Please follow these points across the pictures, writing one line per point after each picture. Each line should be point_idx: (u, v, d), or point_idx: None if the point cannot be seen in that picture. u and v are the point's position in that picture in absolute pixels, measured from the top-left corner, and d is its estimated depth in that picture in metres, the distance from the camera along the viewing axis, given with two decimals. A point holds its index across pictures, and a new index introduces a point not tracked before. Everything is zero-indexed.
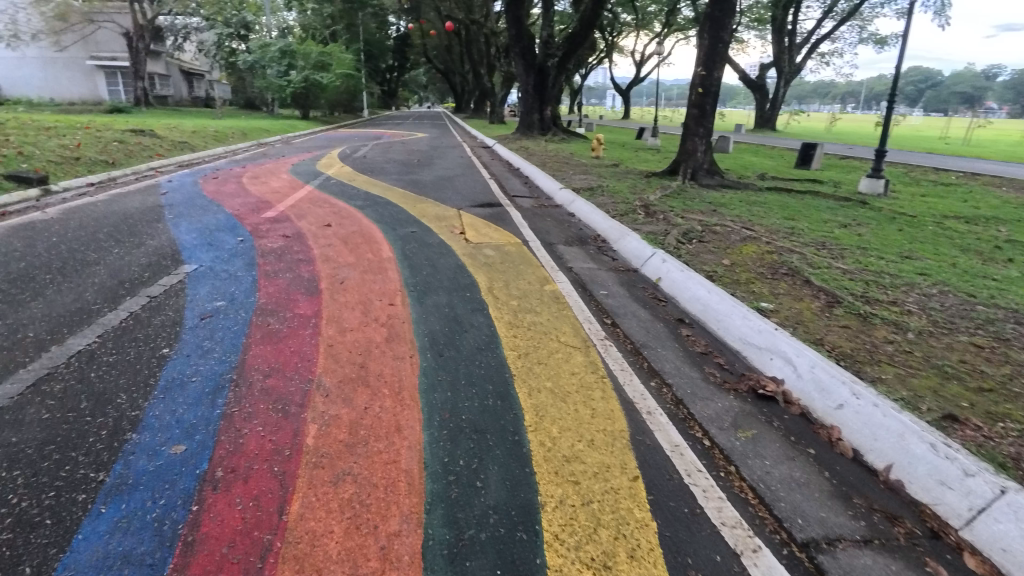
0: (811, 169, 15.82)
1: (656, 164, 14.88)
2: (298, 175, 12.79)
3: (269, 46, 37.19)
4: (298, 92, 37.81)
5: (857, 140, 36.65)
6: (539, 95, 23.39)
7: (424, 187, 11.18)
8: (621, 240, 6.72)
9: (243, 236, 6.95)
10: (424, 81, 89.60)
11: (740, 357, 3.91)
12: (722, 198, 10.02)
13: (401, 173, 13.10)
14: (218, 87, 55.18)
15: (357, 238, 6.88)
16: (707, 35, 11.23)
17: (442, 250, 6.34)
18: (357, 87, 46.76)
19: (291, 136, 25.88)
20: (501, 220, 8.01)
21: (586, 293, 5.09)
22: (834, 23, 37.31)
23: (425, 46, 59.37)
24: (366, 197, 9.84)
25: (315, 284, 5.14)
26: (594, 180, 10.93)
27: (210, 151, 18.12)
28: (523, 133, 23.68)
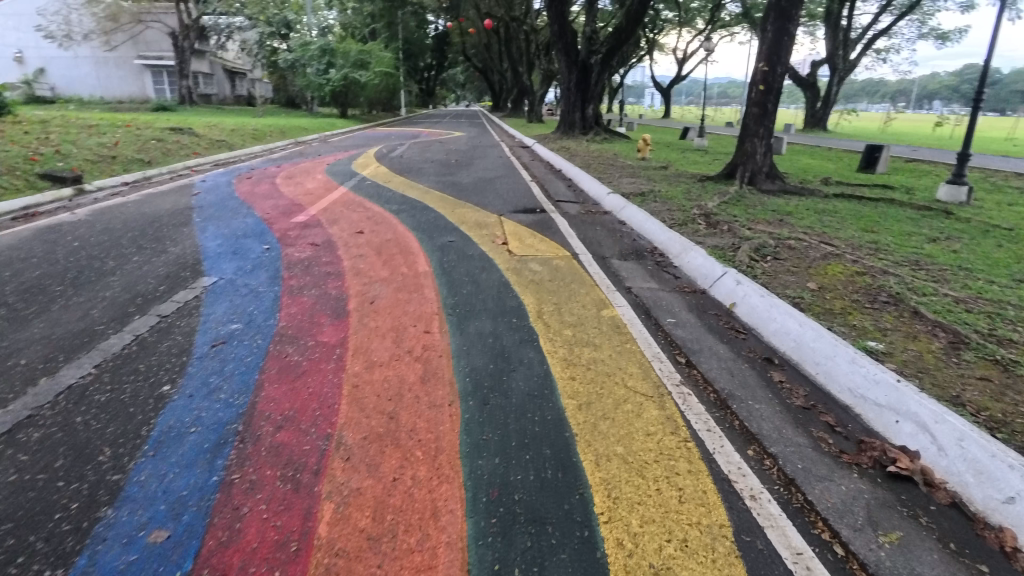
0: (877, 172, 14.66)
1: (707, 167, 14.00)
2: (333, 176, 12.40)
3: (310, 45, 37.34)
4: (336, 91, 37.87)
5: (915, 141, 34.69)
6: (581, 94, 22.62)
7: (462, 189, 10.61)
8: (683, 254, 5.98)
9: (269, 244, 6.47)
10: (462, 80, 89.62)
11: (853, 415, 3.17)
12: (787, 206, 9.16)
13: (439, 174, 12.58)
14: (261, 86, 56.02)
15: (391, 247, 6.33)
16: (771, 28, 10.35)
17: (484, 263, 5.73)
18: (395, 86, 46.77)
19: (329, 135, 25.76)
20: (547, 228, 7.37)
21: (651, 321, 4.40)
22: (893, 18, 35.35)
23: (463, 44, 59.05)
24: (402, 201, 9.32)
25: (342, 304, 4.59)
26: (645, 185, 10.19)
27: (247, 150, 17.95)
28: (564, 132, 22.96)
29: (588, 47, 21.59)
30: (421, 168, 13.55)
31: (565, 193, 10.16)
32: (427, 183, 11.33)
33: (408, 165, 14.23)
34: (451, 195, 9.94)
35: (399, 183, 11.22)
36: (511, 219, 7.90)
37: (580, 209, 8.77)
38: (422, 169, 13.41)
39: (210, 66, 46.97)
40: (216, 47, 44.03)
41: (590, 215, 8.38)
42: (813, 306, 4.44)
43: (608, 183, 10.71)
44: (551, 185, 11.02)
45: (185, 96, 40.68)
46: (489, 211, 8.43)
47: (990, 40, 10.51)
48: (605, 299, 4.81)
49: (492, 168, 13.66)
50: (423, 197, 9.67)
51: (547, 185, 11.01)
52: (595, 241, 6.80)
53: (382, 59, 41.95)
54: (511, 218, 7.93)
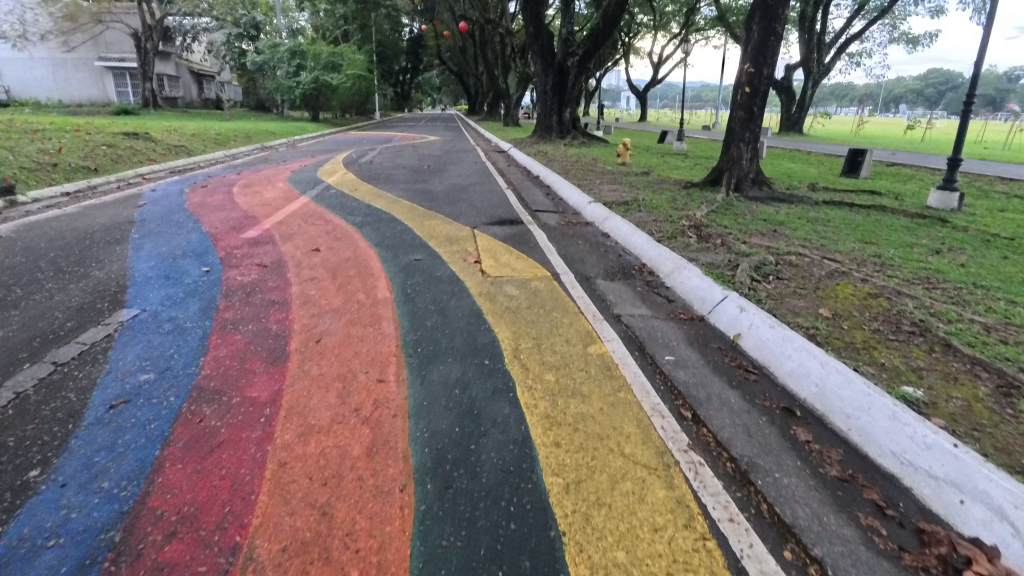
0: (860, 177, 14.32)
1: (690, 172, 13.52)
2: (296, 183, 11.63)
3: (279, 47, 36.25)
4: (307, 94, 36.83)
5: (888, 144, 34.94)
6: (558, 97, 22.06)
7: (433, 198, 9.93)
8: (676, 273, 5.38)
9: (209, 266, 5.71)
10: (437, 83, 88.89)
11: (903, 491, 2.56)
12: (777, 215, 8.65)
13: (409, 181, 11.88)
14: (230, 89, 54.52)
15: (348, 267, 5.63)
16: (757, 27, 9.84)
17: (453, 286, 5.06)
18: (368, 89, 45.85)
19: (298, 139, 24.83)
20: (524, 242, 6.74)
21: (646, 360, 3.76)
22: (866, 22, 35.52)
23: (438, 47, 58.22)
24: (366, 211, 8.61)
25: (283, 344, 3.87)
26: (628, 192, 9.62)
27: (207, 156, 16.99)
28: (541, 136, 22.38)
29: (564, 49, 21.06)
30: (391, 175, 12.83)
31: (543, 201, 9.54)
32: (396, 191, 10.63)
33: (377, 171, 13.50)
34: (421, 204, 9.25)
35: (365, 192, 10.50)
36: (485, 231, 7.25)
37: (560, 220, 8.15)
38: (392, 176, 12.70)
39: (176, 68, 45.47)
40: (182, 48, 42.61)
41: (570, 227, 7.76)
42: (830, 337, 3.86)
43: (588, 190, 10.11)
44: (528, 193, 10.40)
45: (149, 99, 39.28)
46: (462, 223, 7.77)
47: (980, 41, 10.11)
48: (592, 331, 4.18)
49: (466, 175, 12.99)
50: (390, 207, 8.96)
51: (525, 193, 10.38)
52: (577, 257, 6.17)
53: (354, 61, 41.00)
54: (485, 231, 7.28)
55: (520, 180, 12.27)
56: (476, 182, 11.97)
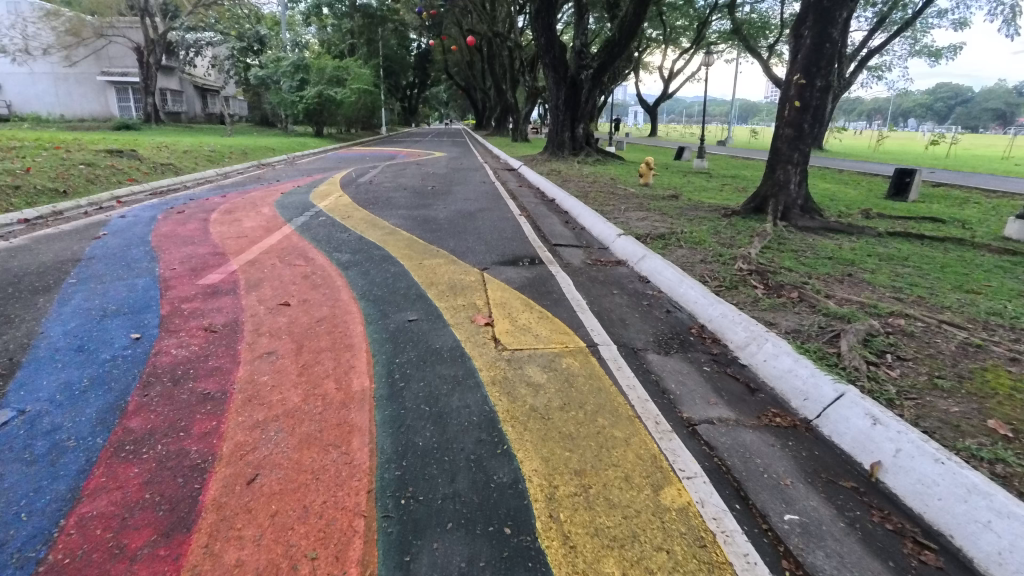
0: (909, 200, 12.94)
1: (721, 194, 12.19)
2: (283, 208, 10.38)
3: (283, 61, 35.40)
4: (310, 109, 35.89)
5: (913, 161, 33.49)
6: (570, 112, 20.84)
7: (437, 226, 8.63)
8: (753, 346, 4.08)
9: (142, 330, 4.42)
10: (445, 98, 88.43)
11: None
12: (842, 251, 7.31)
13: (411, 205, 10.61)
14: (235, 104, 53.85)
15: (320, 333, 4.32)
16: (809, 31, 8.54)
17: (458, 366, 3.75)
18: (374, 103, 45.02)
19: (297, 156, 23.75)
20: (546, 292, 5.42)
21: (757, 523, 2.41)
22: (888, 35, 34.07)
23: (445, 62, 57.47)
24: (357, 245, 7.33)
25: (197, 488, 2.55)
26: (661, 223, 8.31)
27: (196, 175, 15.83)
28: (552, 153, 21.17)
29: (577, 62, 19.90)
30: (391, 197, 11.60)
31: (564, 233, 8.23)
32: (393, 218, 9.35)
33: (375, 193, 12.28)
34: (422, 236, 7.95)
35: (360, 219, 9.22)
36: (496, 276, 5.93)
37: (586, 258, 6.84)
38: (393, 199, 11.47)
39: (180, 83, 44.83)
40: (186, 63, 41.96)
41: (599, 267, 6.46)
42: None
43: (614, 219, 8.80)
44: (545, 221, 9.09)
45: (150, 114, 38.52)
46: (469, 263, 6.49)
47: None
48: (660, 455, 2.85)
49: (473, 198, 11.74)
50: (386, 240, 7.69)
51: (541, 222, 9.07)
52: (616, 315, 4.84)
53: (360, 76, 40.14)
54: (498, 275, 5.98)
55: (534, 204, 11.00)
56: (484, 205, 10.71)
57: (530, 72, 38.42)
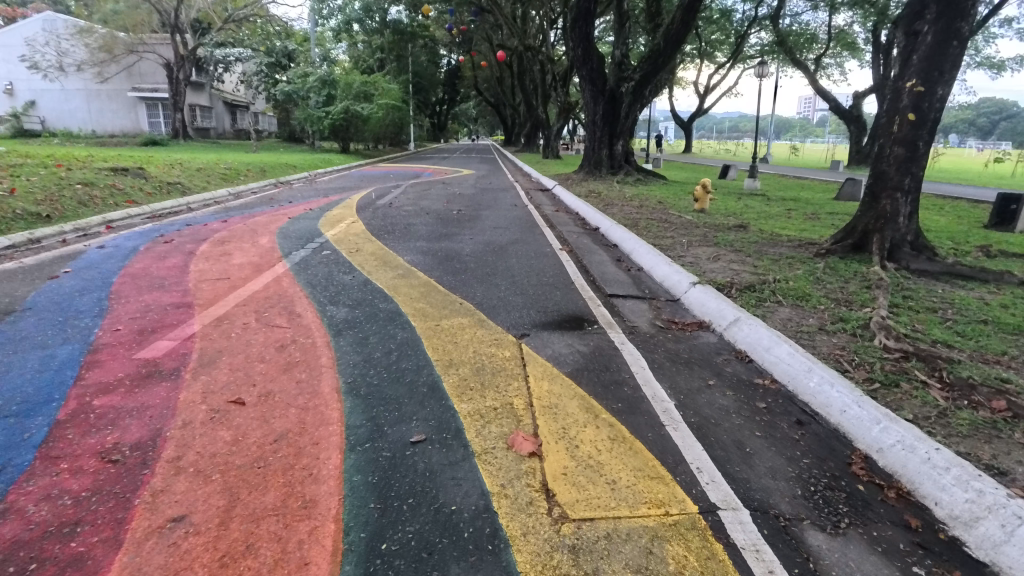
0: (1018, 231, 10.95)
1: (794, 224, 10.41)
2: (286, 237, 8.96)
3: (310, 76, 35.10)
4: (336, 125, 35.08)
5: (976, 180, 30.94)
6: (609, 127, 19.24)
7: (461, 266, 7.05)
8: (993, 523, 2.40)
9: (6, 458, 2.88)
10: (475, 115, 87.89)
11: None
12: (995, 311, 5.50)
13: (433, 236, 9.07)
14: (264, 120, 53.74)
15: (270, 471, 2.76)
16: (932, 26, 6.79)
17: (489, 567, 2.16)
18: (403, 119, 44.27)
19: (319, 174, 22.65)
20: (616, 382, 3.78)
21: None
22: None
23: (475, 77, 56.65)
24: (359, 295, 5.79)
25: None
26: (743, 267, 6.60)
27: (205, 195, 14.65)
28: (589, 171, 19.59)
29: (617, 74, 18.29)
30: (410, 224, 10.10)
31: (618, 278, 6.58)
32: (410, 253, 7.81)
33: (393, 219, 10.83)
34: (443, 280, 6.38)
35: (370, 254, 7.71)
36: (540, 350, 4.32)
37: (656, 319, 5.18)
38: (412, 226, 9.97)
39: (210, 98, 44.72)
40: (215, 79, 41.80)
41: (676, 335, 4.80)
42: None
43: (680, 260, 7.12)
44: (592, 260, 7.46)
45: (178, 129, 38.28)
46: (501, 325, 4.89)
47: None
48: None
49: (505, 226, 10.16)
50: (396, 286, 6.14)
51: (588, 260, 7.45)
52: (726, 436, 3.18)
53: (388, 91, 39.32)
54: (542, 348, 4.36)
55: (576, 235, 9.37)
56: (518, 237, 9.12)
57: (563, 86, 37.03)
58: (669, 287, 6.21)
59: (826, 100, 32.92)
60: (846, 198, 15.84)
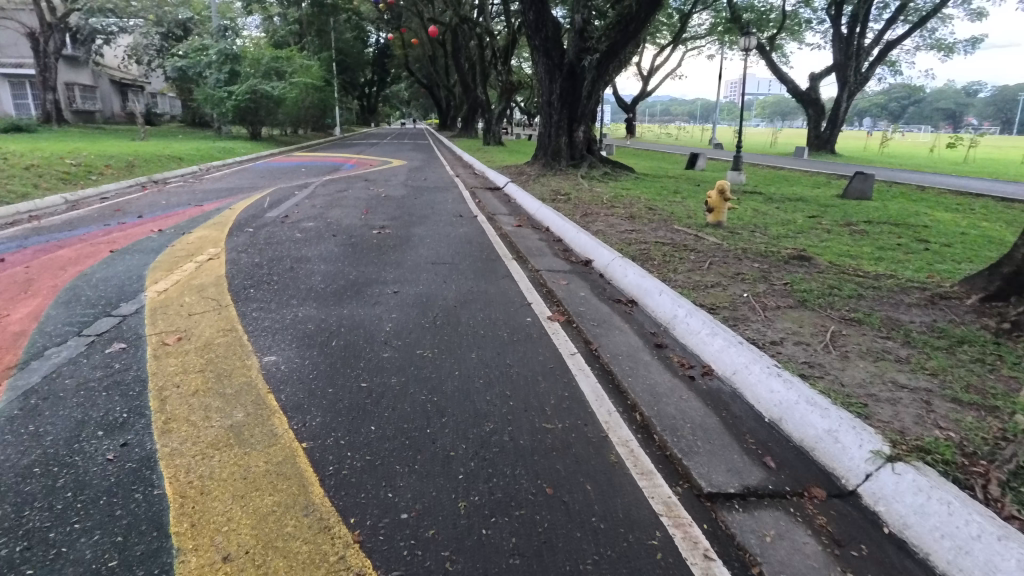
0: None
1: (855, 247, 7.45)
2: (69, 301, 5.17)
3: (208, 49, 30.20)
4: (242, 107, 29.89)
5: (935, 165, 29.79)
6: (569, 110, 15.86)
7: (372, 384, 3.57)
8: None
9: None
10: (407, 97, 82.72)
11: None
12: None
13: (333, 289, 5.52)
14: (163, 100, 47.10)
15: None
16: None
17: None
18: (325, 101, 39.49)
19: (211, 170, 18.29)
20: None
21: None
22: (906, 27, 30.17)
23: (406, 57, 52.04)
24: (93, 549, 2.24)
25: None
26: (917, 383, 3.45)
27: (17, 208, 10.30)
28: (546, 163, 16.16)
29: (578, 44, 14.91)
30: (300, 262, 6.51)
31: (689, 410, 3.34)
32: (280, 341, 4.24)
33: (277, 248, 7.17)
34: (323, 449, 2.88)
35: (199, 351, 4.08)
36: None
37: None
38: (302, 266, 6.35)
39: (93, 76, 38.15)
40: (97, 53, 35.45)
41: None
42: None
43: (778, 351, 3.92)
44: (615, 348, 4.16)
45: (49, 113, 32.03)
46: None
47: None
48: None
49: (449, 259, 6.71)
50: (211, 485, 2.62)
51: (607, 348, 4.13)
52: None
53: (305, 68, 34.77)
54: None
55: (563, 275, 6.04)
56: (474, 286, 5.69)
57: (503, 63, 33.21)
58: (806, 442, 3.03)
59: (783, 83, 30.79)
60: (855, 196, 13.22)
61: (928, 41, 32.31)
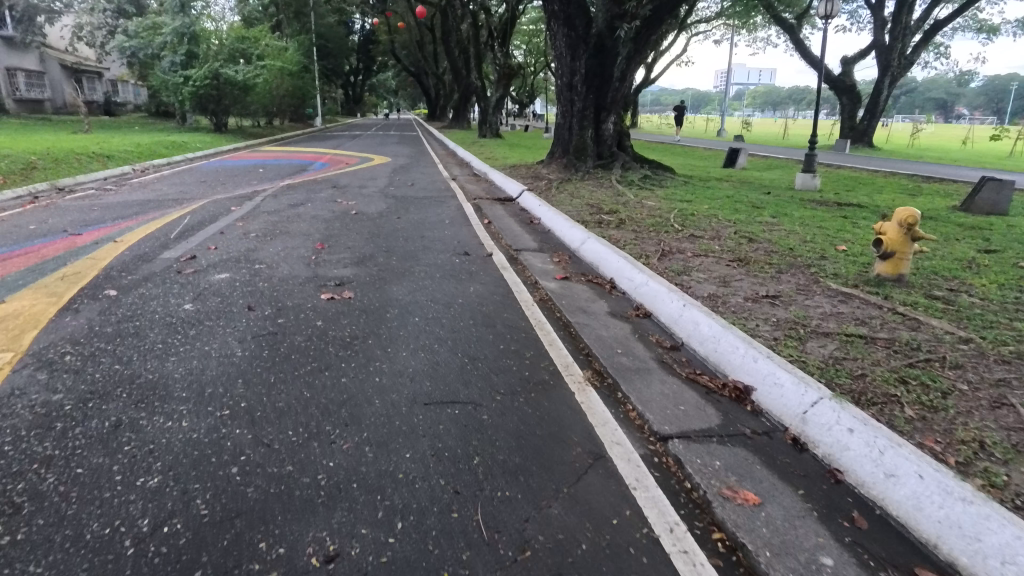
0: None
1: None
2: None
3: (162, 28, 26.39)
4: (202, 94, 26.04)
5: (983, 158, 26.54)
6: (596, 95, 12.28)
7: None
8: None
9: None
10: (394, 86, 78.57)
11: None
12: None
13: (164, 549, 2.10)
14: (125, 88, 42.77)
15: None
16: None
17: None
18: (303, 89, 35.66)
19: (145, 171, 14.68)
20: None
21: None
22: (955, 8, 26.88)
23: (392, 42, 48.16)
24: None
25: None
26: None
27: None
28: (567, 163, 12.63)
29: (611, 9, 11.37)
30: (147, 405, 3.07)
31: None
32: None
33: (126, 352, 3.71)
34: None
35: None
36: None
37: None
38: (142, 422, 2.91)
39: (40, 60, 33.87)
40: (41, 33, 31.13)
41: None
42: None
43: None
44: None
45: None
46: None
47: None
48: None
49: (461, 384, 3.32)
50: None
51: None
52: None
53: (279, 51, 31.01)
54: None
55: (721, 452, 2.68)
56: (531, 507, 2.31)
57: (500, 46, 29.50)
58: None
59: (813, 68, 27.42)
60: (982, 210, 9.95)
61: (971, 24, 29.07)
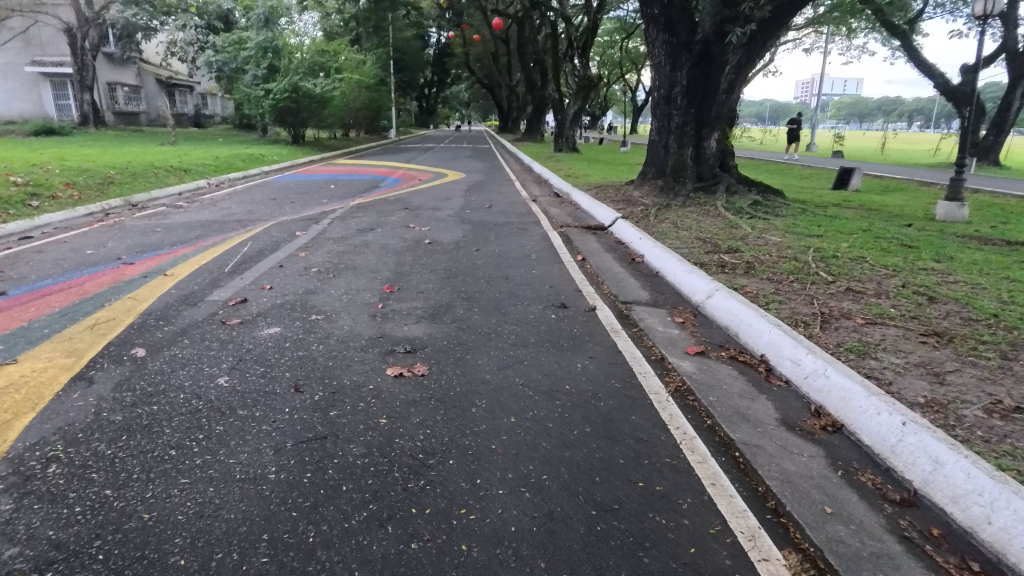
0: None
1: None
2: None
3: (246, 42, 26.84)
4: (282, 106, 26.31)
5: None
6: (699, 108, 10.83)
7: None
8: None
9: None
10: (467, 97, 78.82)
11: None
12: None
13: None
14: (213, 100, 44.55)
15: None
16: None
17: None
18: (378, 102, 35.74)
19: (219, 185, 14.39)
20: None
21: None
22: None
23: (467, 55, 48.01)
24: None
25: None
26: None
27: None
28: (663, 185, 11.24)
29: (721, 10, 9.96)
30: None
31: None
32: None
33: (122, 465, 2.71)
34: None
35: None
36: None
37: None
38: None
39: (137, 75, 35.59)
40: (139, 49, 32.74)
41: None
42: None
43: None
44: None
45: (86, 115, 28.23)
46: None
47: None
48: None
49: (594, 572, 2.11)
50: None
51: None
52: None
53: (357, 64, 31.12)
54: None
55: None
56: None
57: (578, 57, 28.28)
58: None
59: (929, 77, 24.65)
60: None
61: None
